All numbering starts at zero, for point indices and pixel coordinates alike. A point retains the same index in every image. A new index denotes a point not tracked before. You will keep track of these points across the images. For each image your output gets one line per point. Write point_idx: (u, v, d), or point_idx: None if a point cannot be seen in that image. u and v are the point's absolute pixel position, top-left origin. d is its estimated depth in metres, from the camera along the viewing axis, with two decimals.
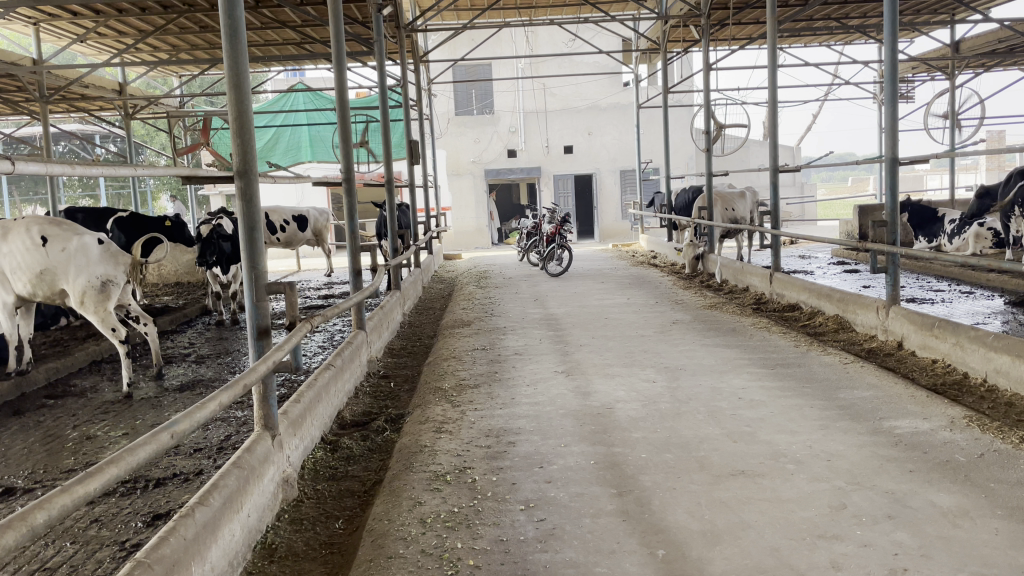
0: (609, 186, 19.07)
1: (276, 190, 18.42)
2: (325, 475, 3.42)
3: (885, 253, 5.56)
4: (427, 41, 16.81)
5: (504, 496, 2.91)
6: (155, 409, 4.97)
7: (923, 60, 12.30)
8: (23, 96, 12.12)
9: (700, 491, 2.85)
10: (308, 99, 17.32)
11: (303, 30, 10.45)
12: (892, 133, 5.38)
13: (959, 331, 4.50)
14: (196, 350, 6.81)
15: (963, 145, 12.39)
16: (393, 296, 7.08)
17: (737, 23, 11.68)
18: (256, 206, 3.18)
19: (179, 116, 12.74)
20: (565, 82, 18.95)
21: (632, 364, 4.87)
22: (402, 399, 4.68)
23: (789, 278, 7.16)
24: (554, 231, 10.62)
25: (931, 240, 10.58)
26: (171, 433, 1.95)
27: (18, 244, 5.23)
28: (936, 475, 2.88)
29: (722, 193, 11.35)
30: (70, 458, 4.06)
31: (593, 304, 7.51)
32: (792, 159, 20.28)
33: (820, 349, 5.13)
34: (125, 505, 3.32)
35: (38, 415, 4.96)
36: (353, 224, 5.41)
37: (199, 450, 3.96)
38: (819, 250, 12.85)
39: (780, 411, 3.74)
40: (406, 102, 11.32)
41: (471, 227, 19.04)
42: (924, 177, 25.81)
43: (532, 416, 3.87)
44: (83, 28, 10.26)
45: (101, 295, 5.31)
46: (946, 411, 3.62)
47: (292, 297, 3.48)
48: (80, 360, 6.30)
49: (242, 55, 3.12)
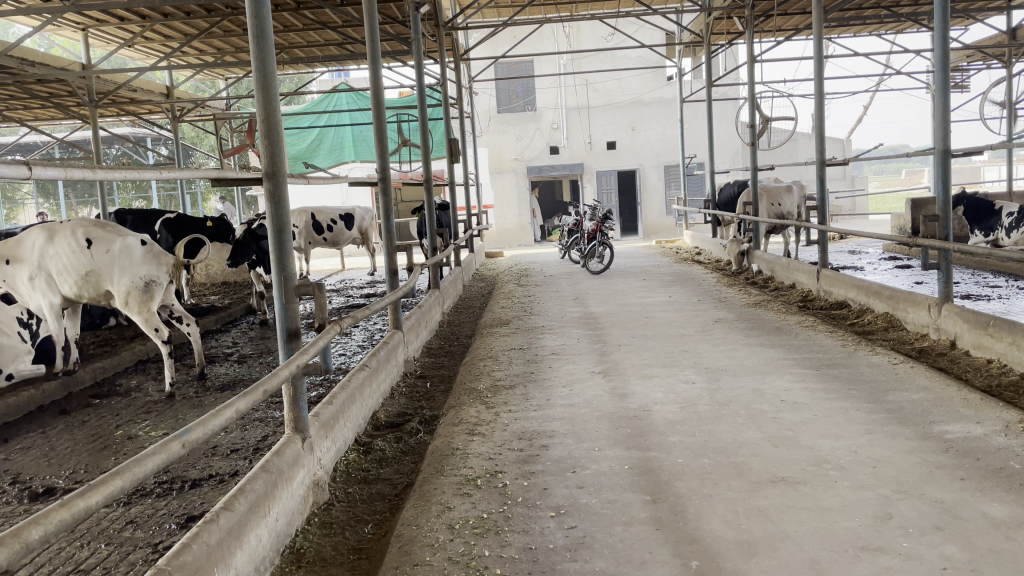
0: (653, 182, 18.82)
1: (320, 190, 18.61)
2: (357, 478, 3.40)
3: (937, 248, 5.36)
4: (468, 39, 16.76)
5: (535, 502, 2.84)
6: (196, 409, 5.01)
7: (978, 48, 11.88)
8: (74, 100, 12.41)
9: (738, 498, 2.75)
10: (351, 99, 17.42)
11: (344, 30, 10.50)
12: (943, 123, 5.18)
13: (1016, 330, 4.30)
14: (239, 350, 6.88)
15: (1021, 135, 11.96)
16: (432, 295, 7.07)
17: (783, 14, 11.41)
18: (286, 208, 3.16)
19: (225, 119, 12.92)
20: (607, 77, 18.73)
21: (672, 365, 4.76)
22: (437, 400, 4.64)
23: (836, 275, 6.96)
24: (596, 228, 10.49)
25: (988, 234, 10.18)
26: (183, 442, 1.92)
27: (65, 246, 5.33)
28: (989, 483, 2.74)
29: (768, 188, 11.14)
30: (111, 459, 4.10)
31: (633, 302, 7.39)
32: (842, 151, 19.83)
33: (868, 349, 4.96)
34: (161, 506, 3.34)
35: (83, 414, 5.04)
36: (389, 224, 5.38)
37: (236, 451, 3.98)
38: (869, 244, 12.55)
39: (824, 414, 3.62)
40: (447, 100, 11.27)
41: (514, 225, 19.03)
42: (983, 168, 24.94)
43: (567, 418, 3.80)
44: (130, 33, 10.46)
45: (145, 296, 5.35)
46: (1000, 415, 3.45)
47: (323, 299, 3.45)
48: (126, 360, 6.40)
49: (270, 58, 3.10)
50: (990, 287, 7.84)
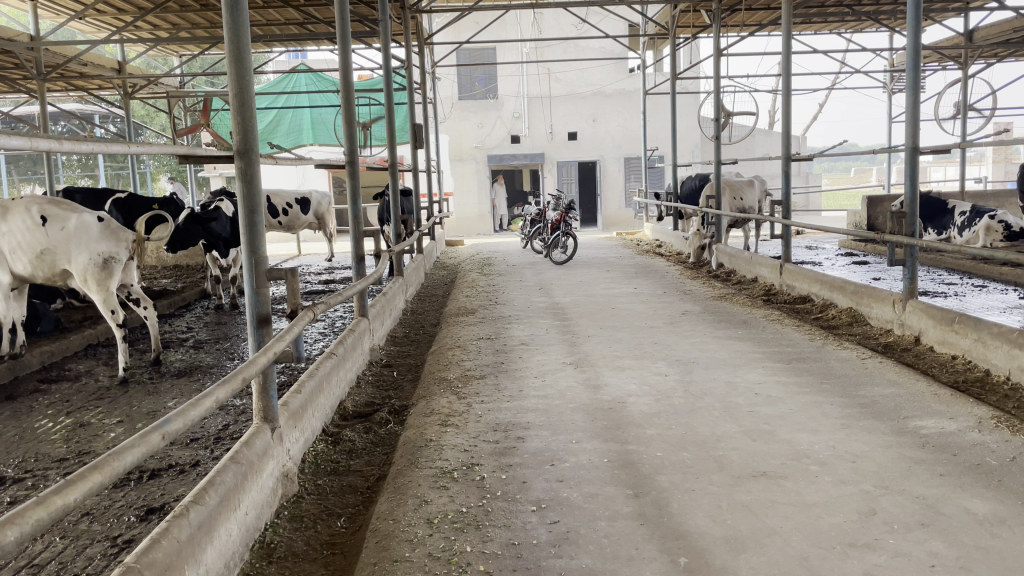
0: (613, 174, 18.87)
1: (277, 172, 18.27)
2: (327, 470, 3.28)
3: (903, 245, 5.40)
4: (430, 23, 16.49)
5: (515, 496, 2.77)
6: (152, 396, 4.82)
7: (935, 49, 12.09)
8: (21, 73, 11.94)
9: (721, 493, 2.72)
10: (310, 81, 17.09)
11: (306, 10, 10.25)
12: (913, 120, 5.21)
13: (981, 326, 4.35)
14: (195, 335, 6.66)
15: (974, 136, 12.22)
16: (396, 283, 6.94)
17: (749, 9, 11.46)
18: (258, 188, 3.00)
19: (180, 97, 12.54)
20: (569, 67, 18.72)
21: (642, 356, 4.73)
22: (405, 389, 4.54)
23: (799, 269, 7.02)
24: (559, 218, 10.46)
25: (941, 232, 10.37)
26: (162, 434, 1.80)
27: (18, 223, 5.08)
28: (969, 479, 2.75)
29: (731, 182, 11.23)
30: (63, 447, 3.91)
31: (599, 293, 7.37)
32: (799, 148, 20.11)
33: (836, 343, 4.98)
34: (117, 498, 3.18)
35: (31, 400, 4.82)
36: (357, 209, 5.22)
37: (196, 440, 3.83)
38: (826, 240, 12.76)
39: (799, 408, 3.61)
40: (412, 85, 11.05)
41: (473, 213, 18.93)
42: (929, 168, 25.69)
43: (541, 409, 3.74)
44: (81, 5, 10.07)
45: (103, 274, 5.14)
46: (973, 411, 3.48)
47: (295, 284, 3.32)
48: (76, 344, 6.16)
49: (244, 27, 2.95)
50: (945, 284, 8.00)
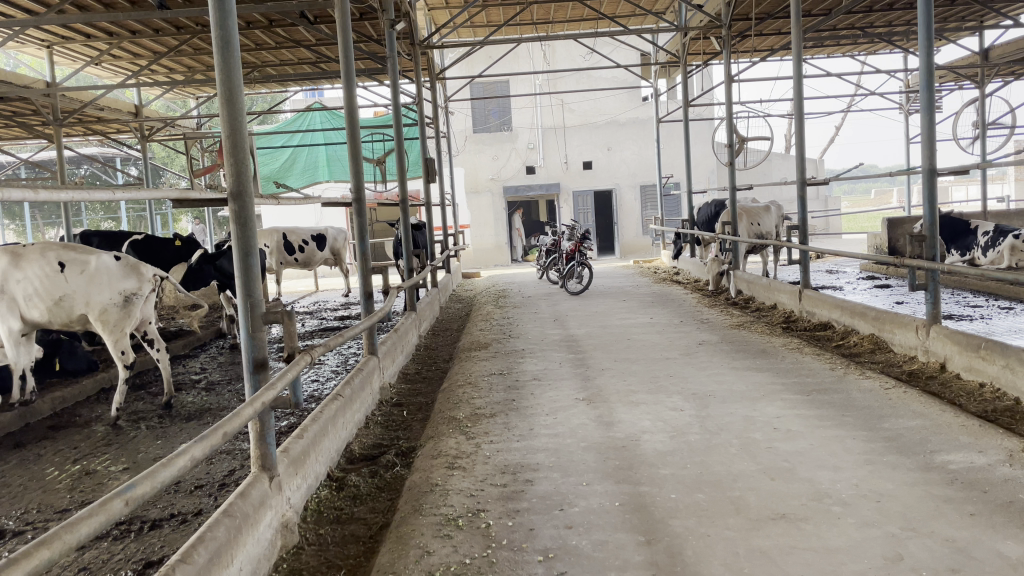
0: (630, 201, 18.83)
1: (293, 211, 18.45)
2: (329, 518, 3.18)
3: (924, 268, 5.23)
4: (442, 58, 16.56)
5: (521, 545, 2.65)
6: (160, 440, 4.77)
7: (951, 69, 11.98)
8: (39, 119, 12.08)
9: (737, 538, 2.58)
10: (325, 118, 17.31)
11: (317, 49, 10.29)
12: (929, 140, 5.07)
13: (1008, 352, 4.18)
14: (206, 376, 6.62)
15: (995, 154, 12.04)
16: (409, 318, 6.87)
17: (760, 34, 11.42)
18: (252, 230, 2.94)
19: (196, 137, 12.64)
20: (583, 97, 18.78)
21: (658, 390, 4.59)
22: (414, 430, 4.44)
23: (819, 295, 6.86)
24: (573, 249, 10.34)
25: (965, 253, 10.11)
26: (125, 500, 1.73)
27: (35, 270, 5.04)
28: (1001, 519, 2.59)
29: (747, 207, 11.12)
30: (67, 497, 3.84)
31: (614, 324, 7.25)
32: (816, 172, 19.99)
33: (857, 373, 4.82)
34: (117, 551, 3.10)
35: (39, 448, 4.75)
36: (363, 245, 5.14)
37: (201, 487, 3.74)
38: (847, 263, 12.58)
39: (820, 443, 3.46)
40: (422, 120, 10.83)
41: (490, 245, 18.88)
42: (951, 188, 25.55)
43: (551, 449, 3.62)
44: (97, 50, 10.18)
45: (126, 313, 5.18)
46: (1001, 443, 3.32)
47: (291, 327, 3.24)
48: (87, 388, 6.11)
49: (235, 66, 2.90)
50: (971, 307, 7.79)
